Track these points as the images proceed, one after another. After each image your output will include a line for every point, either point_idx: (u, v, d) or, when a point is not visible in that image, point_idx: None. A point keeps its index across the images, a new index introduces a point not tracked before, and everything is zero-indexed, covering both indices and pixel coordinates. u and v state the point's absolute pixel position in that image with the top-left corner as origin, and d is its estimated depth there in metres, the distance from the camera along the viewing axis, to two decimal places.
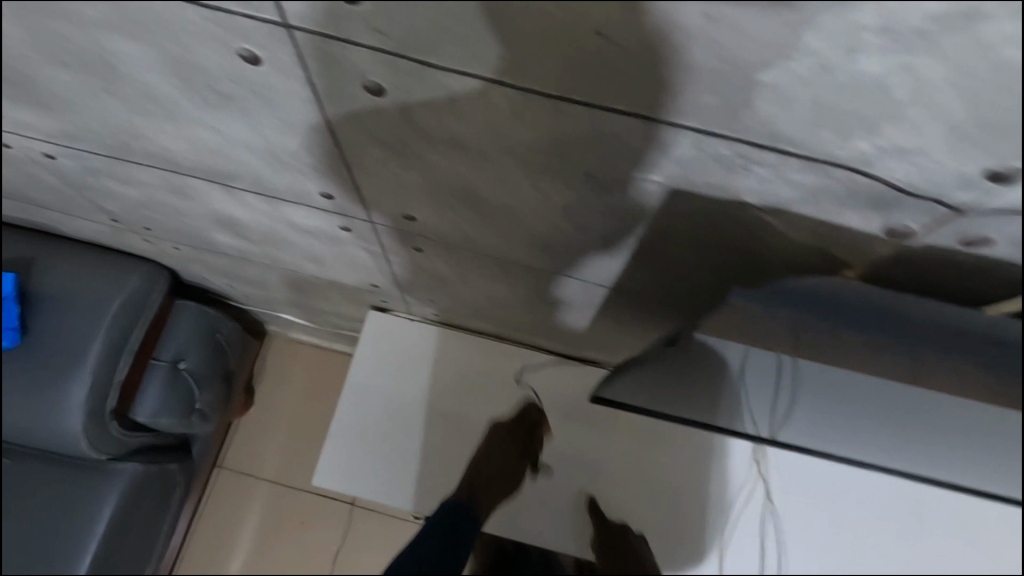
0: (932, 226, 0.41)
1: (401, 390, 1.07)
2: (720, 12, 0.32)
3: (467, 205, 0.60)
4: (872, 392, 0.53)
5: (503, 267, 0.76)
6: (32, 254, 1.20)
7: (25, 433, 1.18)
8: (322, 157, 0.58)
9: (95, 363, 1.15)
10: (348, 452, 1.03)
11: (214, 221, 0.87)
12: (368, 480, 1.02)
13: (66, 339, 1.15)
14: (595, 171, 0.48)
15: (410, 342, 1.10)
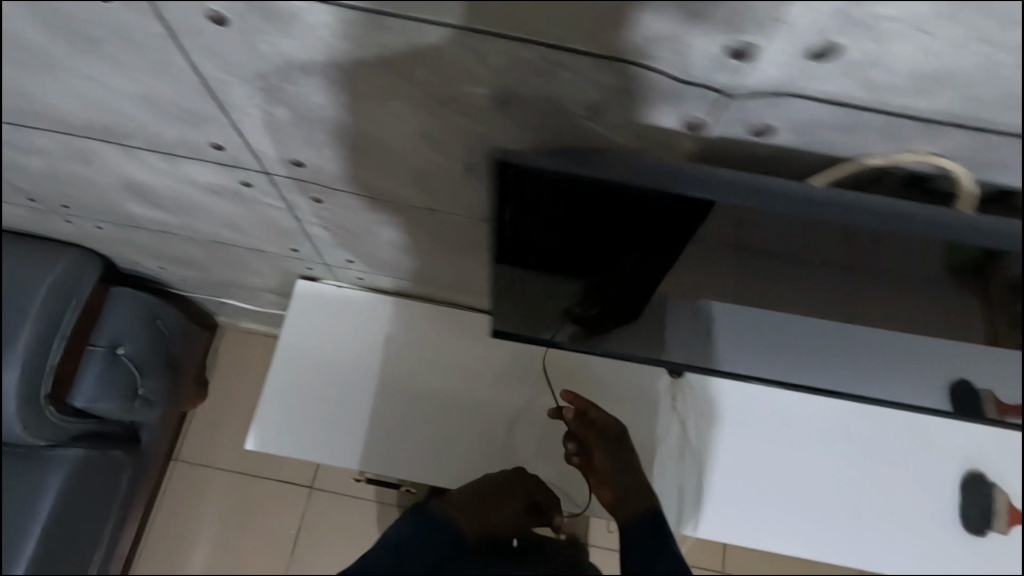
0: (714, 118, 0.48)
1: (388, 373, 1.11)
2: None
3: (343, 141, 0.64)
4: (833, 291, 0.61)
5: (400, 212, 0.80)
6: None
7: None
8: (199, 101, 0.62)
9: (28, 345, 1.13)
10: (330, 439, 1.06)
11: (126, 189, 0.90)
12: (303, 439, 1.05)
13: None
14: (434, 88, 0.52)
15: (342, 311, 1.16)
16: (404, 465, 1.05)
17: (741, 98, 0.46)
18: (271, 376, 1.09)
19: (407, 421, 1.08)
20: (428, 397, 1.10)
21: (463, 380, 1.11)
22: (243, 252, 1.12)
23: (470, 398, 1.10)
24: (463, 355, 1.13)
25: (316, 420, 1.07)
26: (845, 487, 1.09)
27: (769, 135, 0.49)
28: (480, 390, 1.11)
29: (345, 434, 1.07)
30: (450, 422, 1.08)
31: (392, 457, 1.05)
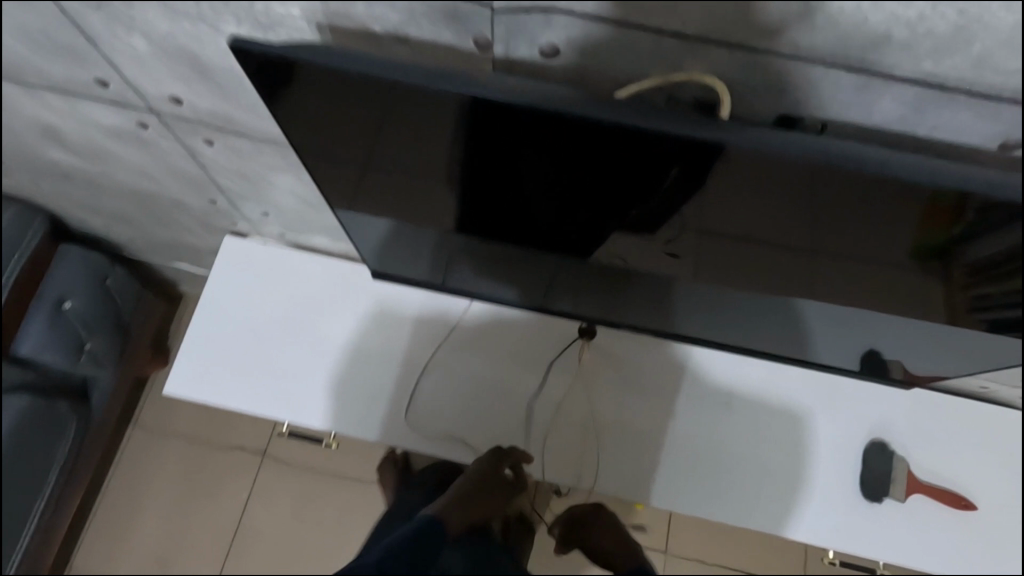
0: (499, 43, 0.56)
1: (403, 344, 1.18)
2: None
3: (203, 74, 0.68)
4: (827, 241, 0.66)
5: (285, 156, 0.84)
6: None
7: None
8: (69, 33, 0.67)
9: None
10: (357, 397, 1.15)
11: (42, 135, 0.95)
12: (217, 384, 1.14)
13: None
14: (253, 9, 0.56)
15: (261, 265, 1.22)
16: (305, 414, 1.13)
17: (509, 14, 0.53)
18: (190, 326, 1.17)
19: (315, 373, 1.16)
20: (336, 350, 1.17)
21: (370, 335, 1.19)
22: (170, 207, 1.17)
23: (374, 353, 1.17)
24: (374, 310, 1.20)
25: (318, 382, 1.15)
26: (814, 457, 1.13)
27: (555, 53, 0.57)
28: (389, 346, 1.18)
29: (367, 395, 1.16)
30: (353, 376, 1.16)
31: (296, 405, 1.13)
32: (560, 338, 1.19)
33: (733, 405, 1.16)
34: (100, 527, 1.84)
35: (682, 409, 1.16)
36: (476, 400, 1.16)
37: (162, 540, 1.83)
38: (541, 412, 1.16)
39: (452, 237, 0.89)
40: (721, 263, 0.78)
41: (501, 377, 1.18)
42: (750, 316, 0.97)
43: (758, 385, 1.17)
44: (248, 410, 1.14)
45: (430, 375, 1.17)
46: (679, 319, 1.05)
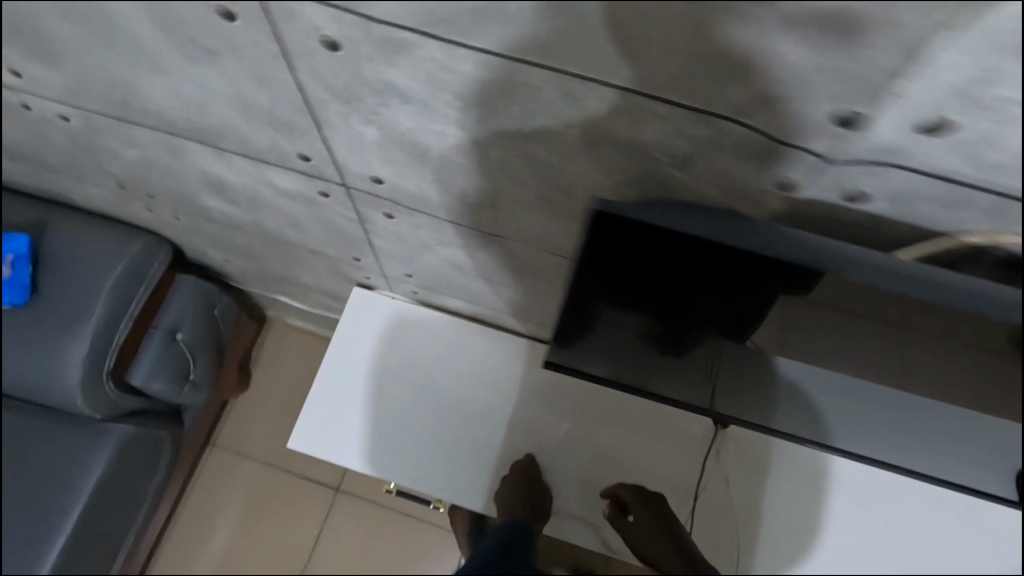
0: (814, 178, 0.48)
1: (534, 420, 1.11)
2: None
3: (423, 162, 0.65)
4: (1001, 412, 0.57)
5: (464, 234, 0.81)
6: (34, 218, 1.26)
7: (27, 390, 1.24)
8: (297, 115, 0.65)
9: (96, 325, 1.22)
10: (461, 463, 1.10)
11: (209, 185, 0.94)
12: (338, 441, 1.11)
13: (75, 295, 1.22)
14: (522, 121, 0.53)
15: (386, 317, 1.19)
16: (405, 471, 1.10)
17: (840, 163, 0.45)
18: (316, 379, 1.14)
19: (433, 439, 1.11)
20: (458, 415, 1.13)
21: (493, 400, 1.14)
22: (304, 253, 1.16)
23: (496, 420, 1.12)
24: (497, 373, 1.16)
25: (428, 446, 1.11)
26: None
27: (864, 200, 0.48)
28: (510, 413, 1.12)
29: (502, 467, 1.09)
30: (451, 439, 1.11)
31: (418, 470, 1.10)
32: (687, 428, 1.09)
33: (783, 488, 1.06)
34: (172, 551, 1.82)
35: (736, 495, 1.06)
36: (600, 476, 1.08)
37: (230, 567, 1.81)
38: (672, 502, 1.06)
39: (577, 355, 0.82)
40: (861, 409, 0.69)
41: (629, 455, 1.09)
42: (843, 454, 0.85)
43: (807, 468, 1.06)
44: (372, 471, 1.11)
45: (555, 451, 1.10)
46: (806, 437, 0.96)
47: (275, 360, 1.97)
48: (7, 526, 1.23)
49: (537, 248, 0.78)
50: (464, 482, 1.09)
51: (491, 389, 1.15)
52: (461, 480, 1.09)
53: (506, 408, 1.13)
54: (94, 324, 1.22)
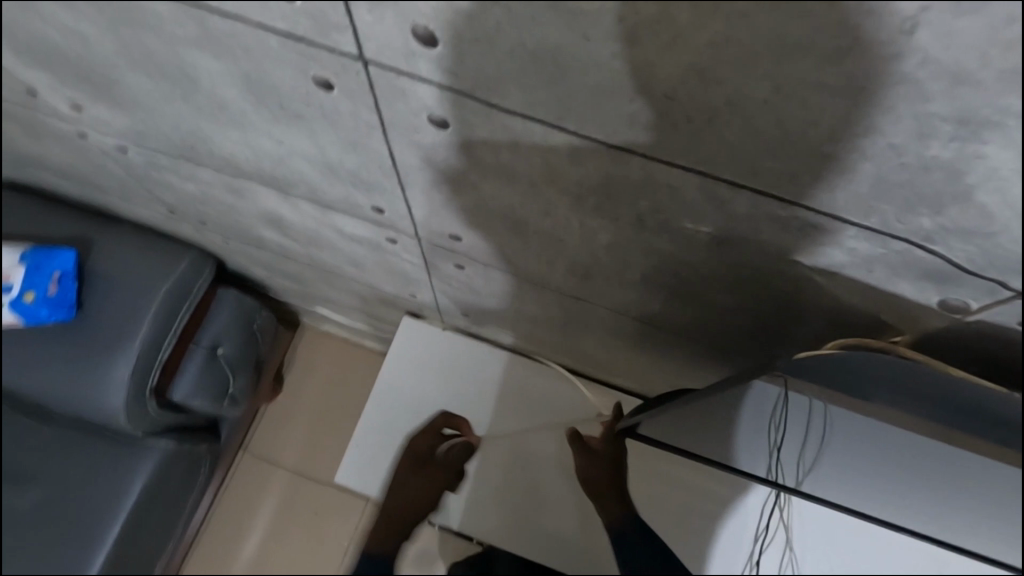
0: (994, 309, 0.39)
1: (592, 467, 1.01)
2: (832, 78, 0.31)
3: (514, 231, 0.60)
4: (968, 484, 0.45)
5: (540, 292, 0.75)
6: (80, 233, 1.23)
7: (72, 407, 1.22)
8: (382, 178, 0.60)
9: (141, 344, 1.19)
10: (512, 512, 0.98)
11: (268, 220, 0.90)
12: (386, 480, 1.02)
13: (120, 313, 1.20)
14: (645, 214, 0.48)
15: (442, 353, 1.08)
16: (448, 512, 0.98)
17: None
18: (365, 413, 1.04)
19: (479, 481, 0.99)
20: (518, 462, 1.00)
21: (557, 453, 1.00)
22: (354, 282, 1.11)
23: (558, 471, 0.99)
24: (566, 415, 1.02)
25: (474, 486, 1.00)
26: None
27: None
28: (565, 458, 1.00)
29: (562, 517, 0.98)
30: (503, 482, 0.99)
31: (470, 519, 0.98)
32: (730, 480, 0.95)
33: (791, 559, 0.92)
34: (202, 557, 1.76)
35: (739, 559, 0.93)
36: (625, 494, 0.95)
37: None
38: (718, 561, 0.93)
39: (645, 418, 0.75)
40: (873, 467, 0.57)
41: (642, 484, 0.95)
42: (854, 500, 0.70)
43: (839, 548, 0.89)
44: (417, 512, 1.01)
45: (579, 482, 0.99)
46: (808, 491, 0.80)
47: (312, 367, 1.90)
48: (52, 542, 1.23)
49: (621, 314, 0.72)
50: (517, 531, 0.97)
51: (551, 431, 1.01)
52: (510, 528, 0.97)
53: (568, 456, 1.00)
54: (139, 343, 1.19)
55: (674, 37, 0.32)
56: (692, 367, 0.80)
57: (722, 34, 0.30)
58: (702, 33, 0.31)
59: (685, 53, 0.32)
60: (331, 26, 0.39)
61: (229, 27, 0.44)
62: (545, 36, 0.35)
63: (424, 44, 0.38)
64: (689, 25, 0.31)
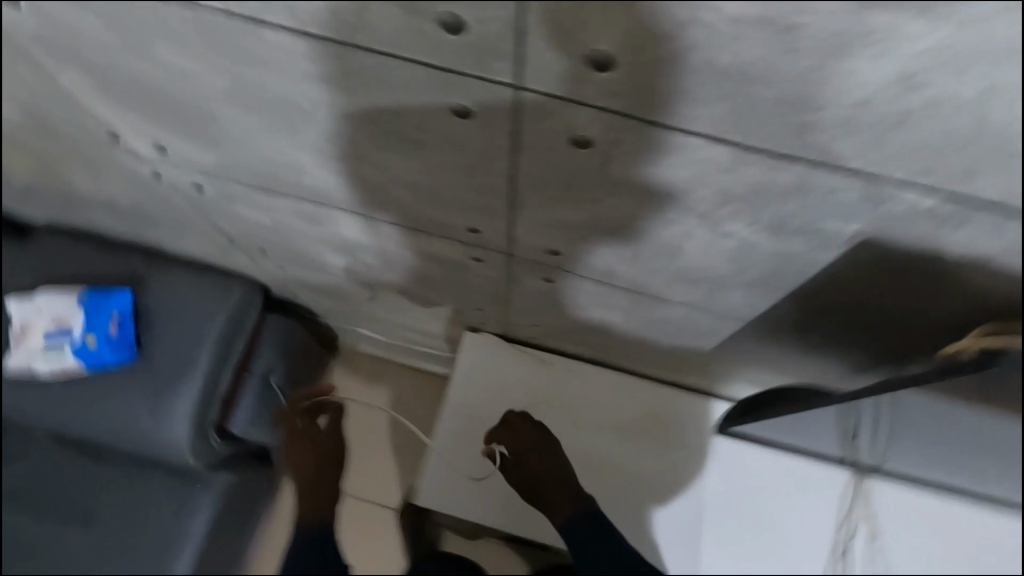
0: None
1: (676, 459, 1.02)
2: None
3: (624, 243, 0.60)
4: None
5: (632, 300, 0.75)
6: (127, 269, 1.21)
7: (136, 446, 1.21)
8: (490, 198, 0.59)
9: (202, 379, 1.19)
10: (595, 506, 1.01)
11: (342, 247, 0.90)
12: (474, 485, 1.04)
13: (178, 348, 1.19)
14: (788, 217, 0.47)
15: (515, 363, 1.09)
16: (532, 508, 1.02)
17: None
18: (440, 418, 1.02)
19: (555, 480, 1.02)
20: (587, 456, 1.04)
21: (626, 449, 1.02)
22: (415, 300, 1.11)
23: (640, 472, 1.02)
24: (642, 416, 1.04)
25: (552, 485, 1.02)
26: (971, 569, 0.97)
27: None
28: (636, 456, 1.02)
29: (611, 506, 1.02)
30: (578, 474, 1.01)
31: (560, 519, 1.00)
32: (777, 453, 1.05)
33: (869, 540, 1.01)
34: None
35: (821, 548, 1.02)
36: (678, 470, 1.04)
37: None
38: (801, 548, 1.02)
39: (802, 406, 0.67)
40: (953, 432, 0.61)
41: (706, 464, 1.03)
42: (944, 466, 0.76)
43: (907, 520, 1.00)
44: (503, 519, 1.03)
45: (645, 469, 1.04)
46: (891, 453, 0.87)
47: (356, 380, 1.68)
48: None
49: (719, 315, 0.72)
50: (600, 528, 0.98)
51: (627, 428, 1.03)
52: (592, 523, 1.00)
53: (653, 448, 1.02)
54: (201, 378, 1.19)
55: (886, 47, 0.31)
56: (785, 358, 0.79)
57: (942, 40, 0.30)
58: (918, 42, 0.30)
59: (893, 62, 0.31)
60: (488, 54, 0.39)
61: (371, 60, 0.44)
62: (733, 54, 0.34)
63: (594, 66, 0.37)
64: (907, 35, 0.30)
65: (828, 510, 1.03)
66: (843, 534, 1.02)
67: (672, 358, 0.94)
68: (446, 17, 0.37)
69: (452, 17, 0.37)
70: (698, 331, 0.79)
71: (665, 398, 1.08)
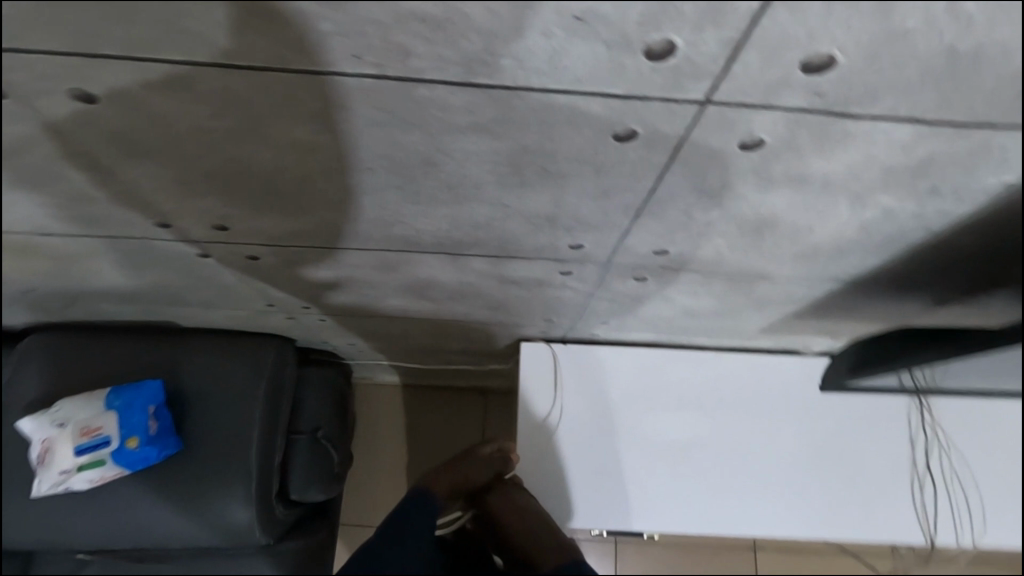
0: None
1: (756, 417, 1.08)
2: None
3: (752, 233, 0.60)
4: None
5: (731, 283, 0.76)
6: None
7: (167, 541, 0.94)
8: (615, 214, 0.58)
9: (255, 439, 1.02)
10: (667, 485, 1.05)
11: (409, 288, 0.86)
12: (579, 483, 1.03)
13: (218, 416, 1.01)
14: (947, 181, 0.48)
15: (589, 364, 1.10)
16: (612, 496, 1.04)
17: None
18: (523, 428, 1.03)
19: (632, 464, 1.05)
20: (665, 438, 1.07)
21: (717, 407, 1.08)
22: (471, 326, 1.07)
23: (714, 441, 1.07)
24: (732, 377, 1.10)
25: (630, 471, 1.05)
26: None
27: None
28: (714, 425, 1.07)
29: (682, 484, 1.05)
30: (662, 447, 1.06)
31: (638, 501, 1.04)
32: (852, 395, 1.09)
33: (945, 455, 1.05)
34: None
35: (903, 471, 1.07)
36: (754, 431, 1.08)
37: None
38: (885, 477, 1.07)
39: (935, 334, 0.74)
40: (1005, 360, 0.70)
41: (776, 412, 1.09)
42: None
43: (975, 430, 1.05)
44: (594, 508, 1.03)
45: (722, 439, 1.07)
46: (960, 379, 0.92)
47: (419, 411, 1.53)
48: None
49: (820, 280, 0.74)
50: (672, 502, 1.04)
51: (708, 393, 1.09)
52: (668, 503, 1.04)
53: (741, 399, 1.09)
54: (256, 437, 1.02)
55: None
56: (869, 307, 0.82)
57: None
58: None
59: None
60: (690, 75, 0.38)
61: (541, 101, 0.41)
62: (965, 37, 0.34)
63: (808, 70, 0.37)
64: None
65: (899, 436, 1.08)
66: (920, 455, 1.07)
67: (747, 326, 0.96)
68: (656, 47, 0.36)
69: (664, 44, 0.35)
70: (791, 297, 0.81)
71: (732, 367, 1.11)
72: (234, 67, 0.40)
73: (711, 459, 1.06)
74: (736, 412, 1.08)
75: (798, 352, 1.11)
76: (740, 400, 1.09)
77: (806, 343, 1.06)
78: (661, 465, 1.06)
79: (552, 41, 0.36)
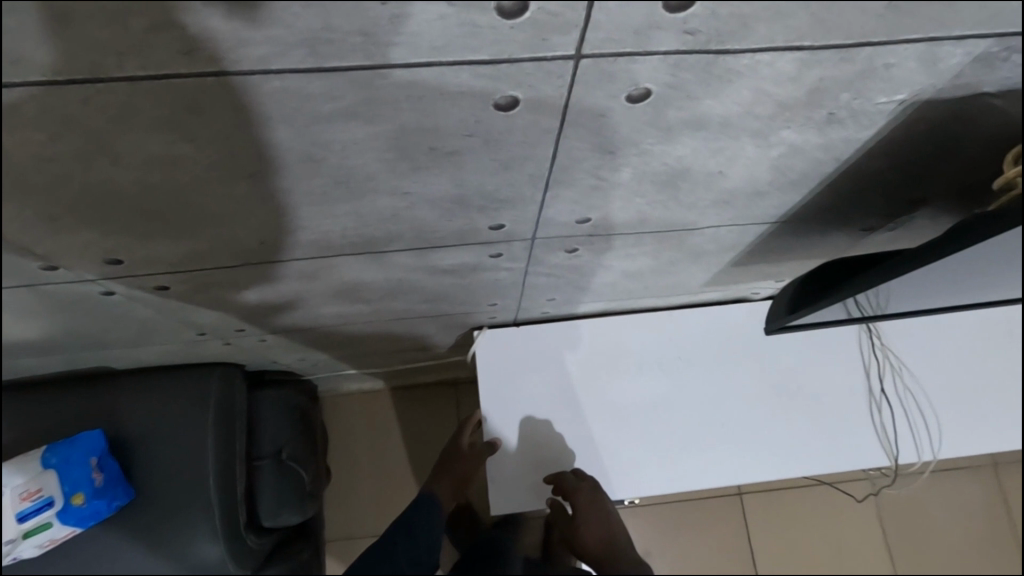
0: None
1: (716, 367, 1.09)
2: None
3: (668, 186, 0.59)
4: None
5: (663, 240, 0.75)
6: None
7: None
8: (524, 187, 0.56)
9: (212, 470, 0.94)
10: (640, 448, 1.05)
11: (340, 293, 0.82)
12: (548, 460, 1.02)
13: None
14: (842, 106, 0.48)
15: (545, 342, 1.09)
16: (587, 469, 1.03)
17: None
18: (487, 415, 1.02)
19: (602, 433, 1.05)
20: (630, 402, 1.07)
21: (676, 364, 1.09)
22: (419, 323, 1.05)
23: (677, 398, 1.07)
24: (686, 332, 1.10)
25: (602, 441, 1.04)
26: (972, 368, 1.10)
27: None
28: (675, 382, 1.08)
29: (654, 445, 1.05)
30: (627, 412, 1.06)
31: (613, 469, 1.03)
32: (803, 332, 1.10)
33: (898, 373, 1.09)
34: None
35: (862, 397, 1.09)
36: (716, 382, 1.08)
37: None
38: (847, 406, 1.09)
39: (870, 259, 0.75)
40: (934, 275, 0.71)
41: (733, 359, 1.10)
42: (960, 286, 0.83)
43: (915, 341, 1.11)
44: None
45: (686, 394, 1.08)
46: (903, 301, 0.94)
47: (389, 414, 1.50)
48: None
49: (748, 224, 0.73)
50: (647, 465, 1.04)
51: (666, 352, 1.09)
52: (643, 466, 1.04)
53: (699, 352, 1.10)
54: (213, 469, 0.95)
55: None
56: (802, 244, 0.82)
57: None
58: None
59: None
60: (554, 29, 0.35)
61: (407, 77, 0.38)
62: None
63: (671, 9, 0.35)
64: None
65: (854, 364, 1.10)
66: (875, 378, 1.09)
67: (692, 280, 0.95)
68: (505, 3, 0.33)
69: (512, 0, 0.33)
70: (725, 245, 0.80)
71: (685, 323, 1.11)
72: (56, 83, 0.36)
73: (678, 416, 1.07)
74: (696, 366, 1.09)
75: (746, 298, 1.12)
76: (698, 353, 1.10)
77: (753, 289, 1.07)
78: (631, 429, 1.05)
79: (396, 9, 0.33)
